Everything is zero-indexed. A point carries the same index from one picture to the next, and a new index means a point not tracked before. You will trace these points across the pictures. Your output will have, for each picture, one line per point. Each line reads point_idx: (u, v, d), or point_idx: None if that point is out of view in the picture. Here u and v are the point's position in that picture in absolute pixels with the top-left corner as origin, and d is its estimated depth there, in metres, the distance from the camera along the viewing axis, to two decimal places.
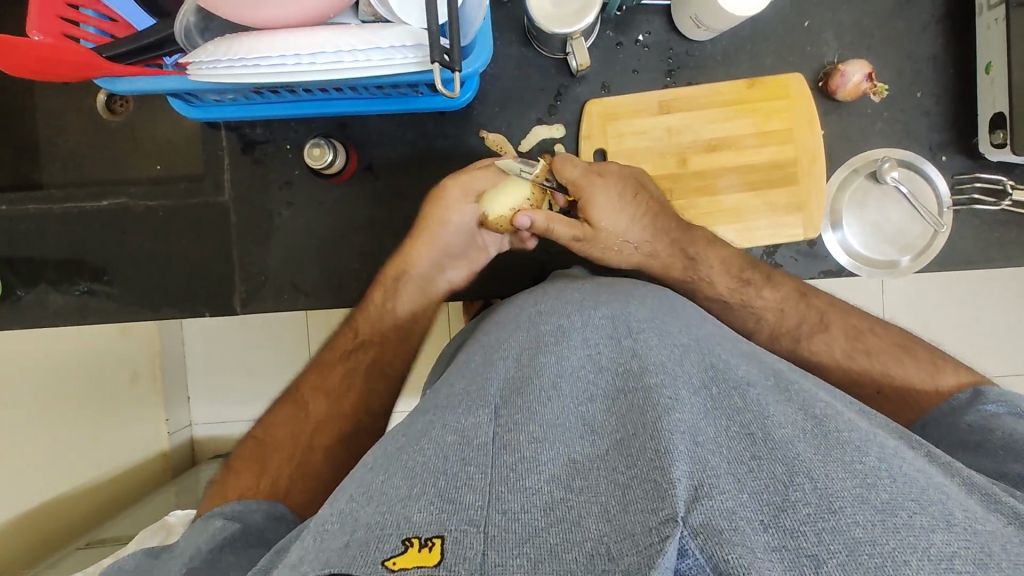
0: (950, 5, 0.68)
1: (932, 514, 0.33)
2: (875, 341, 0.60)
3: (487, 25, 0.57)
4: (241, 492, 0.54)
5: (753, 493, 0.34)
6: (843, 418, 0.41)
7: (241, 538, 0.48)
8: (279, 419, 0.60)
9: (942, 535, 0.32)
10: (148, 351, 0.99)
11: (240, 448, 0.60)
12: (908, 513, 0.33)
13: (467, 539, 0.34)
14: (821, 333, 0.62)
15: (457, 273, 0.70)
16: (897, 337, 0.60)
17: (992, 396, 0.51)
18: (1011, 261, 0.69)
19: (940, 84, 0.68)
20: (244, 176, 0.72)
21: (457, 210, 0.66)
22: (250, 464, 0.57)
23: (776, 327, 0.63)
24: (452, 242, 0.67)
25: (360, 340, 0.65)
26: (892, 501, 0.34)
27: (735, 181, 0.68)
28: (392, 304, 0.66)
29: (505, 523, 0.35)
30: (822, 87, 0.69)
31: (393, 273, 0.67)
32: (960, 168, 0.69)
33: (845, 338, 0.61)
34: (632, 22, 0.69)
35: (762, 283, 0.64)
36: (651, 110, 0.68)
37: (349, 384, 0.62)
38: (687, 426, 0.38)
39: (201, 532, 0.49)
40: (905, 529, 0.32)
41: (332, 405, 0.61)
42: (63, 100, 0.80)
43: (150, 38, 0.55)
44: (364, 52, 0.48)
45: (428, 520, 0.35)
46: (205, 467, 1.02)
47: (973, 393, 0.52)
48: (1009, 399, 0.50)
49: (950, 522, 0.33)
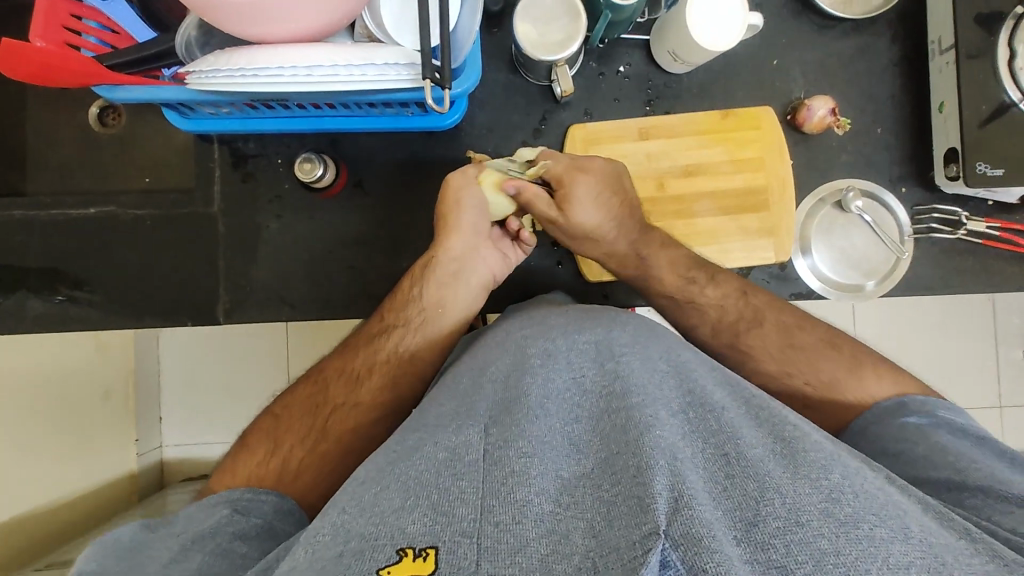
0: (905, 50, 0.73)
1: (891, 526, 0.35)
2: (805, 337, 0.64)
3: (476, 49, 0.60)
4: (250, 472, 0.55)
5: (727, 511, 0.36)
6: (811, 439, 0.43)
7: (253, 532, 0.49)
8: (297, 401, 0.61)
9: (899, 545, 0.34)
10: (123, 367, 1.07)
11: (259, 419, 0.61)
12: (869, 525, 0.35)
13: (461, 549, 0.35)
14: (756, 328, 0.65)
15: (487, 257, 0.69)
16: (824, 334, 0.64)
17: (914, 407, 0.57)
18: (968, 288, 0.72)
19: (898, 121, 0.73)
20: (234, 190, 0.73)
21: (468, 188, 0.66)
22: (262, 441, 0.58)
23: (717, 323, 0.66)
24: (476, 221, 0.67)
25: (385, 326, 0.64)
26: (855, 515, 0.35)
27: (710, 205, 0.72)
28: (417, 292, 0.64)
29: (497, 533, 0.36)
30: (790, 120, 0.73)
31: (423, 260, 0.66)
32: (919, 200, 0.73)
33: (777, 333, 0.64)
34: (613, 55, 0.73)
35: (705, 282, 0.67)
36: (631, 137, 0.71)
37: (371, 372, 0.62)
38: (667, 444, 0.39)
39: (207, 517, 0.50)
40: (865, 540, 0.34)
41: (351, 393, 0.61)
42: (58, 111, 0.81)
43: (149, 50, 0.57)
44: (358, 68, 0.50)
45: (423, 530, 0.36)
46: (170, 490, 1.11)
47: (897, 404, 0.58)
48: (930, 408, 0.56)
49: (907, 535, 0.35)
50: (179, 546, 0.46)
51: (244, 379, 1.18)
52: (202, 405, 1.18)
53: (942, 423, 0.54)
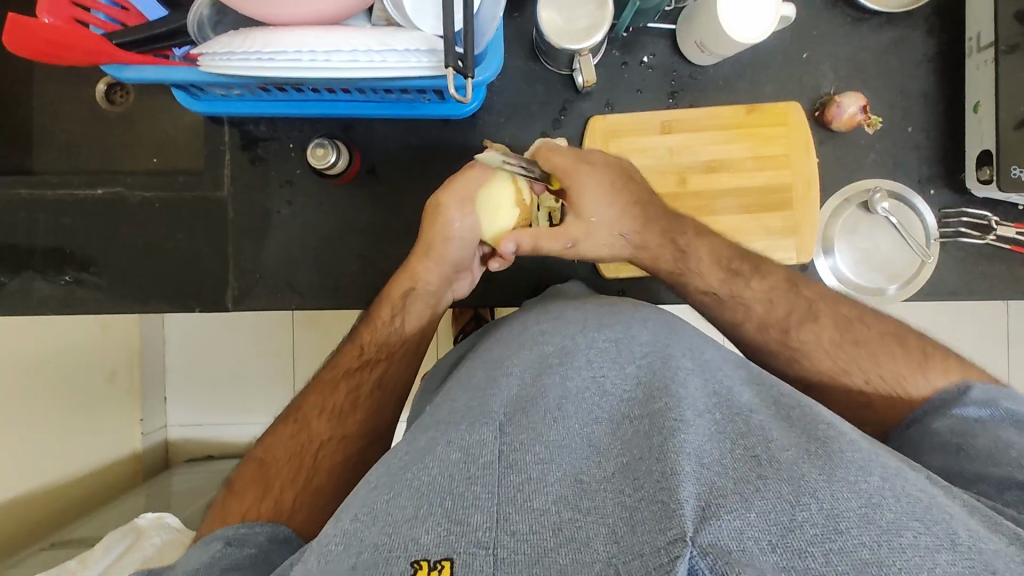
0: (940, 46, 0.71)
1: (935, 533, 0.34)
2: (863, 331, 0.62)
3: (500, 36, 0.57)
4: (242, 513, 0.52)
5: (761, 512, 0.34)
6: (846, 438, 0.41)
7: (246, 563, 0.47)
8: (281, 440, 0.58)
9: (945, 555, 0.33)
10: (126, 349, 1.06)
11: (242, 468, 0.58)
12: (912, 533, 0.33)
13: (477, 562, 0.34)
14: (809, 323, 0.63)
15: (462, 285, 0.69)
16: (886, 327, 0.62)
17: (976, 396, 0.54)
18: (993, 294, 0.71)
19: (930, 120, 0.71)
20: (245, 173, 0.71)
21: (458, 219, 0.63)
22: (251, 485, 0.55)
23: (765, 319, 0.64)
24: (461, 255, 0.65)
25: (365, 358, 0.64)
26: (897, 522, 0.34)
27: (732, 203, 0.70)
28: (399, 321, 0.65)
29: (513, 544, 0.35)
30: (818, 117, 0.71)
31: (401, 289, 0.65)
32: (947, 203, 0.71)
33: (834, 331, 0.62)
34: (638, 44, 0.70)
35: (751, 274, 0.65)
36: (652, 130, 0.69)
37: (354, 405, 0.61)
38: (693, 447, 0.38)
39: (201, 553, 0.47)
40: (909, 551, 0.33)
41: (336, 426, 0.59)
42: (66, 87, 0.79)
43: (160, 29, 0.55)
44: (379, 54, 0.49)
45: (437, 541, 0.35)
46: (175, 471, 1.11)
47: (960, 390, 0.55)
48: (991, 399, 0.53)
49: (953, 542, 0.34)
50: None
51: (249, 365, 1.17)
52: (206, 387, 1.17)
53: (1006, 415, 0.51)
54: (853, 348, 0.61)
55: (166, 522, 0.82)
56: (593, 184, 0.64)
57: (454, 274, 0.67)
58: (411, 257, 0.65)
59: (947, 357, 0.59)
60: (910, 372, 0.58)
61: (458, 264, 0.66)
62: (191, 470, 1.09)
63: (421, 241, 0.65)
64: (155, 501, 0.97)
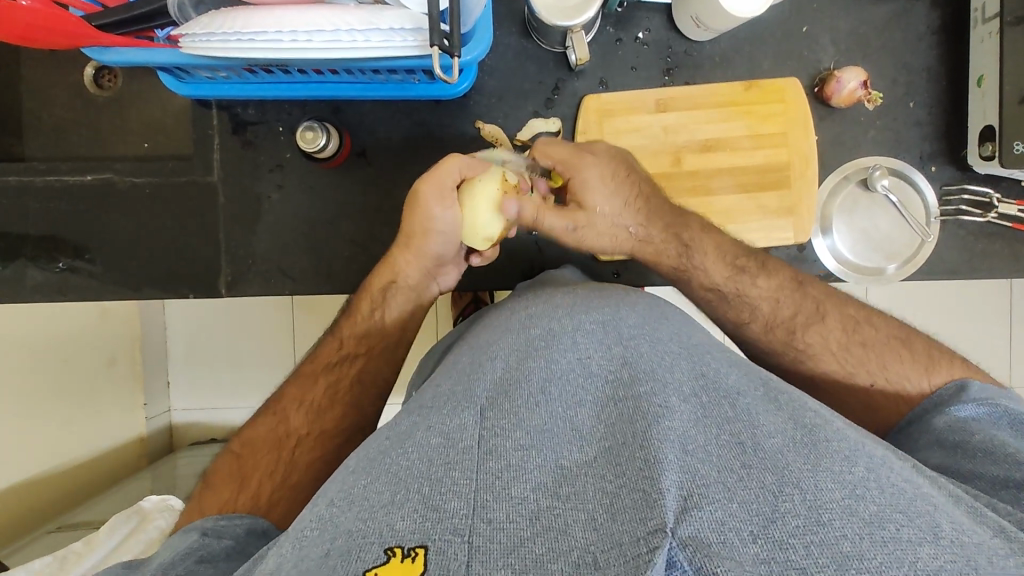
0: (945, 17, 0.69)
1: (919, 526, 0.33)
2: (871, 333, 0.61)
3: (487, 14, 0.56)
4: (219, 505, 0.52)
5: (743, 503, 0.34)
6: (833, 427, 0.41)
7: (223, 555, 0.46)
8: (259, 433, 0.58)
9: (929, 548, 0.32)
10: (125, 333, 1.06)
11: (220, 459, 0.58)
12: (896, 525, 0.33)
13: (452, 550, 0.33)
14: (816, 324, 0.61)
15: (448, 276, 0.69)
16: (895, 330, 0.61)
17: (974, 394, 0.53)
18: (993, 273, 0.70)
19: (932, 96, 0.69)
20: (234, 158, 0.70)
21: (439, 209, 0.62)
22: (227, 479, 0.55)
23: (771, 318, 0.63)
24: (449, 241, 0.65)
25: (345, 353, 0.64)
26: (880, 513, 0.33)
27: (728, 182, 0.69)
28: (379, 315, 0.65)
29: (489, 532, 0.34)
30: (817, 93, 0.70)
31: (381, 282, 0.65)
32: (948, 179, 0.70)
33: (842, 331, 0.61)
34: (632, 19, 0.69)
35: (756, 272, 0.64)
36: (647, 108, 0.68)
37: (331, 401, 0.61)
38: (676, 434, 0.38)
39: (179, 542, 0.47)
40: (891, 542, 0.32)
41: (314, 422, 0.59)
42: (51, 71, 0.77)
43: (141, 9, 0.53)
44: (362, 33, 0.47)
45: (411, 528, 0.34)
46: (179, 455, 1.12)
47: (957, 389, 0.54)
48: (990, 398, 0.52)
49: (938, 535, 0.33)
50: (161, 564, 0.45)
51: (247, 350, 1.17)
52: (204, 372, 1.17)
53: (1003, 413, 0.50)
54: (863, 350, 0.60)
55: (169, 505, 0.83)
56: (596, 176, 0.65)
57: (438, 266, 0.66)
58: (393, 248, 0.65)
59: (953, 362, 0.58)
60: (917, 375, 0.57)
61: (439, 259, 0.65)
62: (194, 453, 1.10)
63: (406, 234, 0.64)
64: (160, 485, 0.98)
